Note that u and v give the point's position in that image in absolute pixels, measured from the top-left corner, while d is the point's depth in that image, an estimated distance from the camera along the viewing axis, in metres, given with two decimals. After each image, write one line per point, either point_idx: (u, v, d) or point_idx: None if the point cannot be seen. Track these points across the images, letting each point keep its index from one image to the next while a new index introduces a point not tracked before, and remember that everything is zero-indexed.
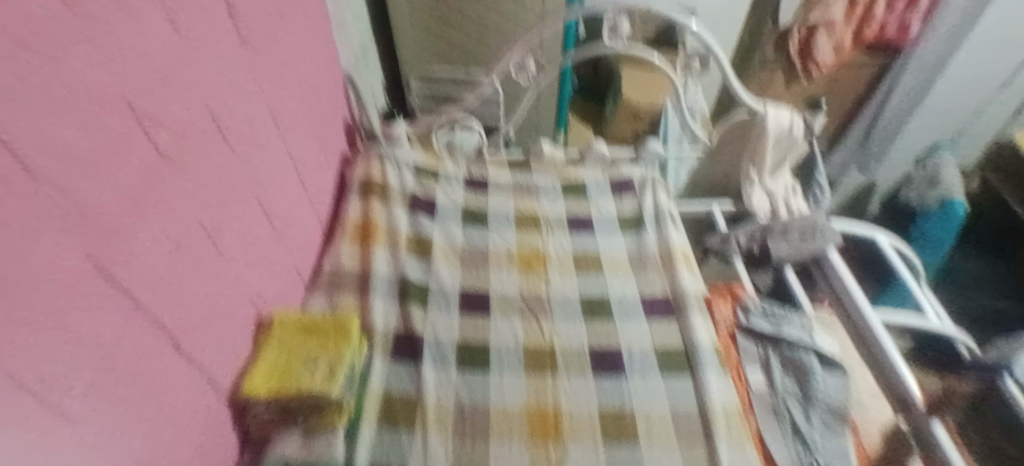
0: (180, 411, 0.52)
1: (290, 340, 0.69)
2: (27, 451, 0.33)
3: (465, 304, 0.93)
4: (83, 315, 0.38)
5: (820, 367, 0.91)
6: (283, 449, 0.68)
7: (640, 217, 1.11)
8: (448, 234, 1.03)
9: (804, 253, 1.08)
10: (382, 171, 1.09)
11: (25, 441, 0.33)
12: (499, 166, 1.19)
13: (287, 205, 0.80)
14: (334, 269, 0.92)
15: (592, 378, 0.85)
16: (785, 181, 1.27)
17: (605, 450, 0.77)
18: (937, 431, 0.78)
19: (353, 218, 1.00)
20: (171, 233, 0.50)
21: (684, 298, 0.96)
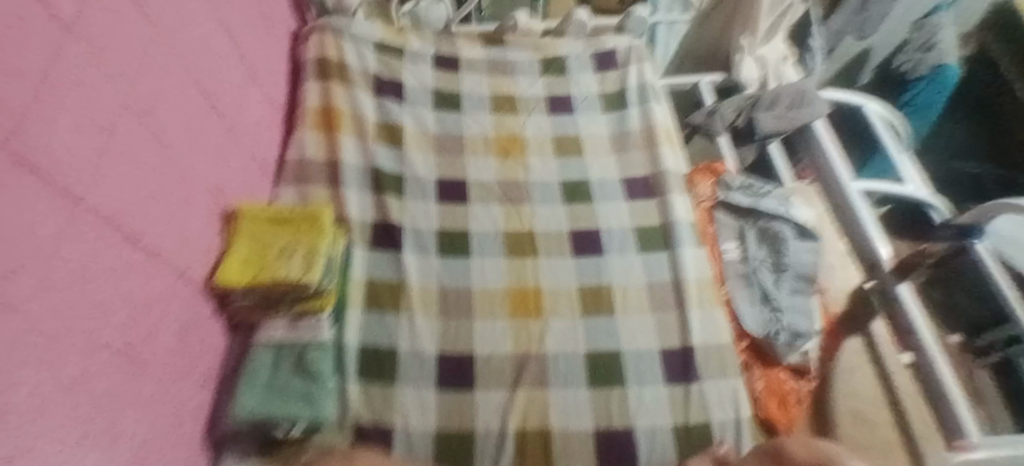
0: (153, 305, 0.53)
1: (260, 231, 0.69)
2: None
3: (442, 193, 0.92)
4: (21, 215, 0.37)
5: (795, 236, 0.93)
6: (267, 333, 0.70)
7: (623, 92, 1.06)
8: (419, 118, 0.99)
9: (790, 122, 1.05)
10: (338, 48, 1.00)
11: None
12: (469, 40, 1.09)
13: (233, 87, 0.74)
14: (299, 158, 0.88)
15: (571, 257, 0.87)
16: (777, 47, 1.19)
17: (583, 320, 0.81)
18: (902, 292, 0.81)
19: (312, 103, 0.94)
20: (99, 121, 0.46)
21: (664, 176, 0.95)
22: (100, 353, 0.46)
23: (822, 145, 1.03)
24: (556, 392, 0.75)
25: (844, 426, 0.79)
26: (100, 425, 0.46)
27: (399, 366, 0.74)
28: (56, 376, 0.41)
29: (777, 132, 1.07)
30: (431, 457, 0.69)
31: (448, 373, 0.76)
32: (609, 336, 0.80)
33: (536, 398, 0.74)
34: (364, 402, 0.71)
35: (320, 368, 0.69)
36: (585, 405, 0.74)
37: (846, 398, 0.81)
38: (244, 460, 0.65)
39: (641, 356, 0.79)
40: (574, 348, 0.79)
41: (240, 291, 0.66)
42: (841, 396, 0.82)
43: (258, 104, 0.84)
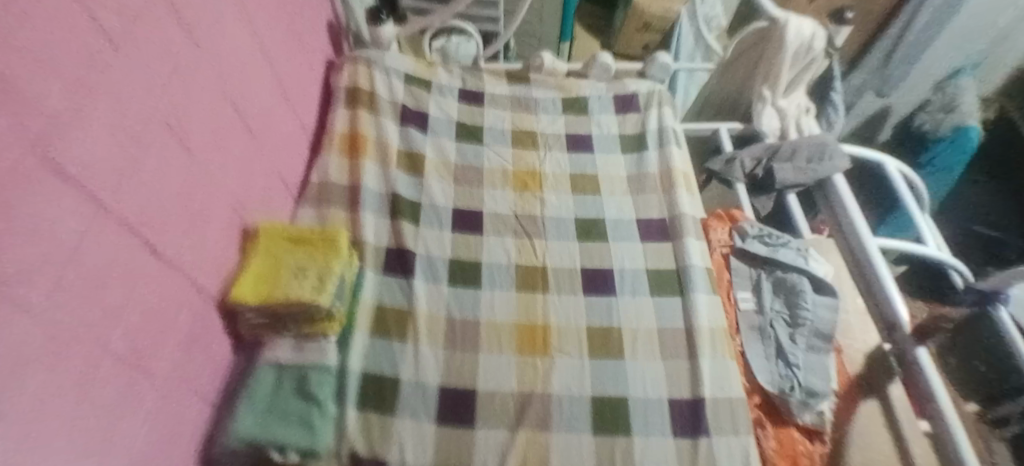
0: (162, 313, 0.53)
1: (277, 249, 0.70)
2: None
3: (458, 222, 0.92)
4: (38, 213, 0.38)
5: (811, 290, 0.91)
6: (273, 352, 0.69)
7: (642, 135, 1.07)
8: (440, 148, 1.00)
9: (809, 175, 1.06)
10: (369, 77, 1.02)
11: None
12: (494, 77, 1.12)
13: (264, 107, 0.76)
14: (321, 181, 0.90)
15: (582, 296, 0.87)
16: (799, 100, 1.20)
17: (591, 362, 0.80)
18: (921, 355, 0.80)
19: (339, 128, 0.96)
20: (127, 130, 0.47)
21: (680, 220, 0.94)
22: (106, 359, 0.46)
23: (841, 198, 1.02)
24: (558, 435, 0.73)
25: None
26: (95, 432, 0.45)
27: (400, 397, 0.73)
28: (58, 379, 0.40)
29: (796, 184, 1.07)
30: None
31: (447, 407, 0.74)
32: (617, 382, 0.78)
33: (537, 439, 0.72)
34: (362, 430, 0.70)
35: (321, 393, 0.69)
36: (588, 450, 0.72)
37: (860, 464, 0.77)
38: None
39: (648, 401, 0.77)
40: (580, 390, 0.77)
41: (250, 308, 0.66)
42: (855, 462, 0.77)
43: (288, 125, 0.86)
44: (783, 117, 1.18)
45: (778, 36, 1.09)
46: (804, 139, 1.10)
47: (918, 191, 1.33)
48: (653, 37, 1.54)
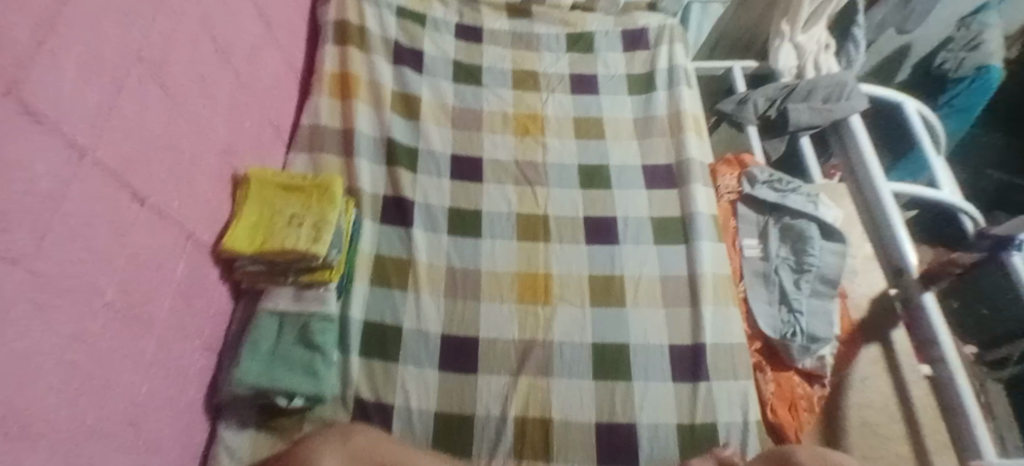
0: (156, 264, 0.52)
1: (270, 197, 0.68)
2: None
3: (457, 170, 0.89)
4: (21, 163, 0.36)
5: (819, 236, 0.89)
6: (271, 301, 0.68)
7: (651, 75, 1.02)
8: (437, 91, 0.96)
9: (823, 117, 1.01)
10: (359, 12, 0.96)
11: None
12: (494, 11, 1.05)
13: (249, 45, 0.72)
14: (312, 124, 0.86)
15: (584, 245, 0.85)
16: (819, 36, 1.12)
17: (593, 310, 0.79)
18: (927, 301, 0.79)
19: (329, 68, 0.91)
20: (107, 72, 0.44)
21: (687, 165, 0.91)
22: (101, 309, 0.45)
23: (857, 139, 0.98)
24: (559, 382, 0.74)
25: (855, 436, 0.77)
26: (97, 382, 0.45)
27: (402, 345, 0.73)
28: (55, 332, 0.40)
29: (810, 126, 1.03)
30: (428, 438, 0.69)
31: (448, 354, 0.74)
32: (619, 330, 0.78)
33: (538, 386, 0.73)
34: (365, 377, 0.71)
35: (324, 340, 0.68)
36: (588, 397, 0.73)
37: (856, 408, 0.79)
38: (243, 428, 0.65)
39: (649, 348, 0.77)
40: (581, 338, 0.77)
41: (246, 257, 0.65)
42: (852, 405, 0.80)
43: (274, 64, 0.81)
44: (801, 54, 1.12)
45: None
46: (821, 77, 1.05)
47: (937, 134, 1.28)
48: None
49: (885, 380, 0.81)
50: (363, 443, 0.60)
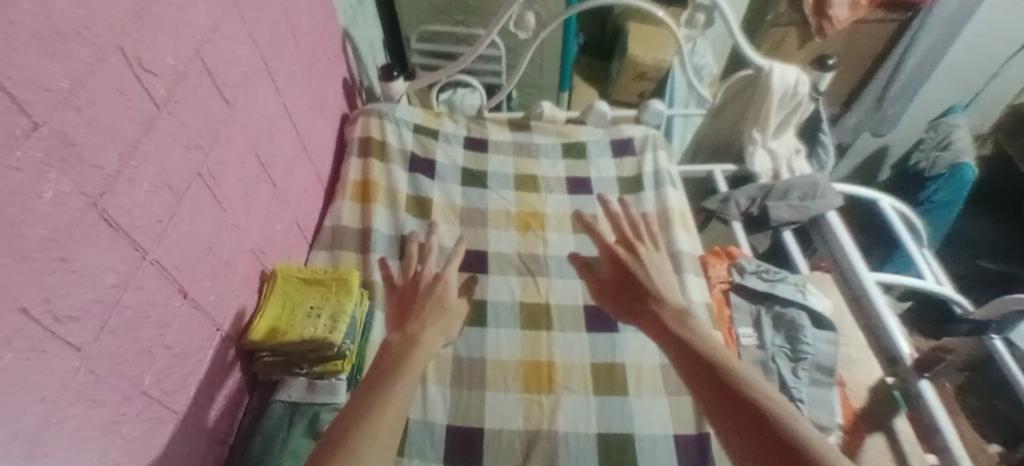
0: (191, 354, 0.57)
1: (294, 291, 0.72)
2: (35, 395, 0.37)
3: (465, 263, 0.96)
4: (88, 260, 0.41)
5: (811, 325, 0.95)
6: (282, 392, 0.70)
7: (639, 177, 1.13)
8: (447, 192, 1.05)
9: (802, 214, 1.09)
10: (381, 129, 1.08)
11: (32, 388, 0.37)
12: (498, 125, 1.18)
13: (287, 158, 0.82)
14: (334, 226, 0.94)
15: (585, 332, 0.89)
16: (788, 141, 1.25)
17: (596, 398, 0.82)
18: (925, 389, 0.83)
19: (353, 177, 1.01)
20: (172, 185, 0.52)
21: (678, 256, 0.99)
22: (137, 397, 0.49)
23: (838, 237, 1.05)
24: None
25: (676, 304, 0.70)
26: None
27: (408, 439, 0.75)
28: (92, 417, 0.43)
29: (790, 221, 1.11)
30: None
31: (454, 446, 0.76)
32: (624, 418, 0.80)
33: None
34: None
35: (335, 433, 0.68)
36: None
37: (675, 305, 0.70)
38: None
39: (654, 437, 0.78)
40: (586, 427, 0.78)
41: (266, 348, 0.68)
42: (667, 294, 0.72)
43: (307, 176, 0.91)
44: (774, 157, 1.24)
45: (765, 83, 1.15)
46: (795, 178, 1.14)
47: (918, 229, 1.36)
48: (648, 85, 1.70)
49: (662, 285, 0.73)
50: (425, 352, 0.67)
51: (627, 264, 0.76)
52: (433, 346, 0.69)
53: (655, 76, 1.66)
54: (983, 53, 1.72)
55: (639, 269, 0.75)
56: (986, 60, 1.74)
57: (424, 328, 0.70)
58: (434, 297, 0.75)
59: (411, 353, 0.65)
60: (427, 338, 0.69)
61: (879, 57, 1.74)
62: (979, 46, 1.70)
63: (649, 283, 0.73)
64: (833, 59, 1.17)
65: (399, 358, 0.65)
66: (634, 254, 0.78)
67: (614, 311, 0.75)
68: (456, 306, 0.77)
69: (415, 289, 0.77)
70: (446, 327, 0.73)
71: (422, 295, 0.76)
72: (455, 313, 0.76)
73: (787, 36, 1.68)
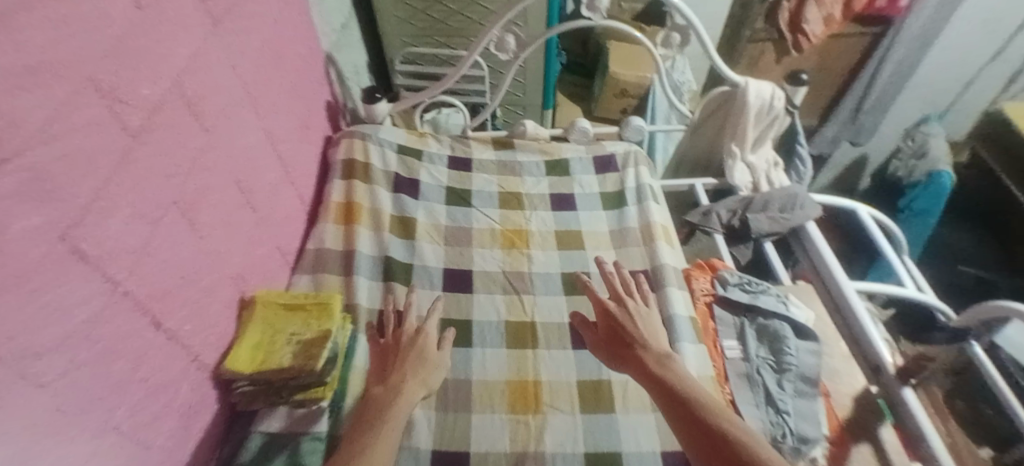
0: (167, 386, 0.56)
1: (273, 317, 0.69)
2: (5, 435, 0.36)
3: (449, 282, 0.96)
4: (59, 295, 0.41)
5: (793, 335, 0.96)
6: (276, 425, 0.67)
7: (622, 193, 1.14)
8: (432, 213, 1.05)
9: (781, 226, 1.13)
10: (364, 151, 1.08)
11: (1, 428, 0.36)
12: (482, 143, 1.19)
13: (269, 183, 0.81)
14: (317, 248, 0.93)
15: (571, 350, 0.89)
16: (766, 155, 1.28)
17: (584, 414, 0.82)
18: (908, 396, 0.87)
19: (336, 198, 1.01)
20: (147, 216, 0.52)
21: (662, 270, 1.00)
22: (110, 433, 0.48)
23: (819, 249, 1.07)
24: None
25: (667, 352, 0.70)
26: None
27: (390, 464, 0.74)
28: (62, 456, 0.42)
29: (770, 233, 1.13)
30: None
31: None
32: (610, 436, 0.80)
33: None
34: None
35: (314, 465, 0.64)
36: None
37: (664, 352, 0.70)
38: None
39: (641, 455, 0.78)
40: (573, 447, 0.78)
41: (246, 379, 0.65)
42: (654, 340, 0.72)
43: (289, 200, 0.91)
44: (753, 171, 1.27)
45: (741, 98, 1.19)
46: (774, 190, 1.16)
47: (896, 238, 1.39)
48: (630, 102, 1.72)
49: (652, 336, 0.72)
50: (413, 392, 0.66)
51: (615, 313, 0.75)
52: (415, 398, 0.66)
53: (637, 93, 1.69)
54: (951, 64, 1.78)
55: (627, 320, 0.74)
56: (957, 70, 1.80)
57: (406, 379, 0.68)
58: (415, 348, 0.71)
59: (396, 399, 0.64)
60: (409, 389, 0.67)
61: (854, 69, 1.79)
62: (949, 57, 1.76)
63: (642, 340, 0.72)
64: (806, 74, 1.21)
65: (381, 410, 0.63)
66: (624, 307, 0.76)
67: (607, 362, 0.74)
68: (435, 359, 0.73)
69: (393, 343, 0.73)
70: (427, 380, 0.69)
71: (404, 347, 0.73)
72: (436, 366, 0.71)
73: (765, 51, 1.71)
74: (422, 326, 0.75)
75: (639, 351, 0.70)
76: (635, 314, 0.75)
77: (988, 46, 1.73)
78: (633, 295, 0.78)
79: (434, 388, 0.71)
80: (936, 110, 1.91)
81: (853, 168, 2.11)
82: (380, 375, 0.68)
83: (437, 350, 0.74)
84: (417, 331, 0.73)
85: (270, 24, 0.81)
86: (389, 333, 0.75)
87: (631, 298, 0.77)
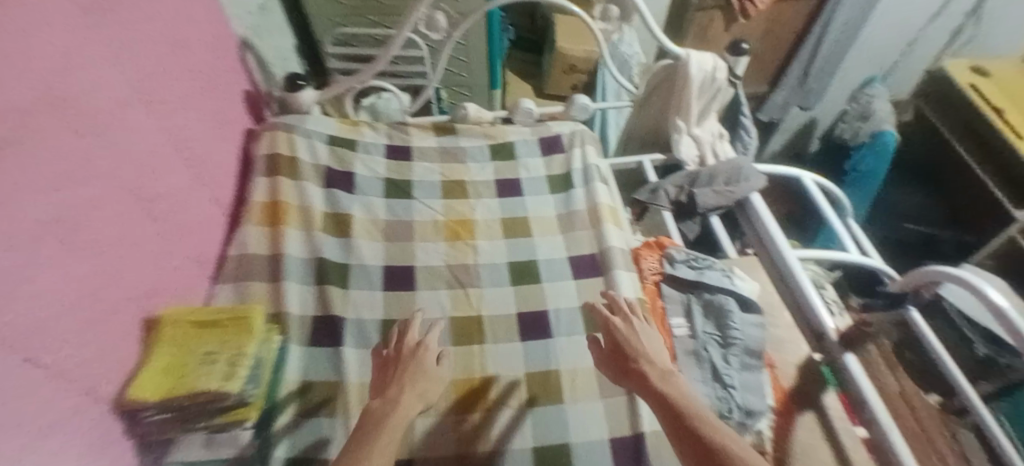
0: (58, 424, 0.51)
1: (182, 336, 0.65)
2: None
3: (389, 281, 0.91)
4: None
5: (738, 308, 0.97)
6: (189, 451, 0.63)
7: (569, 175, 1.11)
8: (369, 208, 1.00)
9: (728, 198, 1.11)
10: (289, 144, 1.01)
11: None
12: (421, 130, 1.14)
13: (168, 188, 0.75)
14: (239, 254, 0.87)
15: (519, 341, 0.87)
16: (711, 127, 1.27)
17: (532, 409, 0.80)
18: (850, 363, 0.86)
19: (259, 198, 0.94)
20: (12, 240, 0.46)
21: (610, 254, 0.97)
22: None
23: (763, 220, 1.08)
24: None
25: (668, 368, 0.71)
26: None
27: None
28: None
29: (717, 207, 1.12)
30: None
31: None
32: (559, 428, 0.78)
33: None
34: None
35: None
36: None
37: (665, 367, 0.71)
38: None
39: (591, 445, 0.77)
40: (522, 444, 0.77)
41: (154, 410, 0.60)
42: (656, 355, 0.73)
43: (201, 204, 0.84)
44: (698, 144, 1.25)
45: (683, 71, 1.17)
46: (719, 164, 1.16)
47: (840, 202, 1.40)
48: (580, 77, 1.69)
49: (655, 352, 0.73)
50: (411, 407, 0.65)
51: (619, 328, 0.76)
52: (413, 411, 0.65)
53: (586, 68, 1.65)
54: (894, 25, 1.79)
55: (631, 335, 0.75)
56: (899, 31, 1.81)
57: (403, 392, 0.66)
58: (415, 361, 0.70)
59: (395, 410, 0.63)
60: (407, 401, 0.65)
61: (800, 33, 1.79)
62: (892, 18, 1.76)
63: (646, 355, 0.72)
64: (746, 43, 1.19)
65: (379, 422, 0.62)
66: (628, 323, 0.77)
67: (612, 377, 0.74)
68: (436, 373, 0.71)
69: (394, 353, 0.72)
70: (423, 393, 0.68)
71: (404, 360, 0.72)
72: (436, 379, 0.70)
73: (713, 19, 1.69)
74: (424, 339, 0.74)
75: (642, 366, 0.71)
76: (638, 330, 0.75)
77: (928, 6, 1.75)
78: (636, 313, 0.79)
79: (433, 402, 0.69)
80: (880, 71, 1.93)
81: (803, 132, 2.14)
82: (379, 389, 0.67)
83: (435, 364, 0.72)
84: (417, 343, 0.73)
85: (162, 12, 0.74)
86: (391, 344, 0.74)
87: (635, 316, 0.78)
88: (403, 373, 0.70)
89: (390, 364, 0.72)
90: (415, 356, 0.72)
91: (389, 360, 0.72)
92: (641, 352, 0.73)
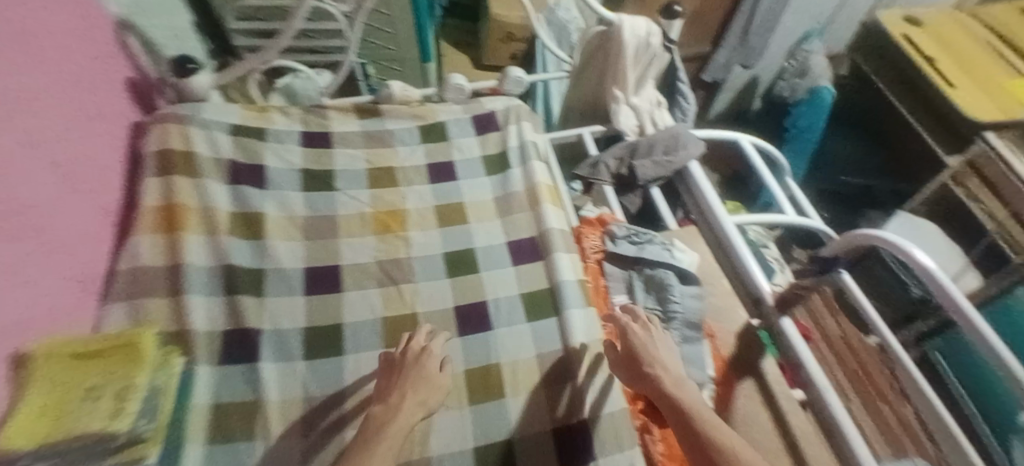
0: None
1: (59, 372, 0.62)
2: None
3: (312, 283, 0.85)
4: None
5: (678, 282, 0.95)
6: None
7: (504, 155, 1.05)
8: (284, 204, 0.92)
9: (668, 168, 1.09)
10: (186, 139, 0.91)
11: None
12: (341, 113, 1.06)
13: (29, 202, 0.66)
14: (132, 267, 0.79)
15: (457, 336, 0.83)
16: (650, 95, 1.24)
17: (471, 408, 0.77)
18: (787, 326, 0.86)
19: (152, 202, 0.85)
20: None
21: (549, 236, 0.93)
22: None
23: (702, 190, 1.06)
24: None
25: (679, 374, 0.72)
26: None
27: None
28: None
29: (656, 178, 1.10)
30: None
31: None
32: (498, 425, 0.76)
33: None
34: None
35: None
36: None
37: (677, 373, 0.72)
38: None
39: (532, 439, 0.75)
40: (461, 445, 0.74)
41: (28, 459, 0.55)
42: (669, 360, 0.74)
43: (74, 217, 0.75)
44: (636, 113, 1.22)
45: (617, 37, 1.11)
46: (658, 133, 1.12)
47: (778, 162, 1.39)
48: (518, 47, 1.62)
49: (667, 356, 0.74)
50: (412, 414, 0.66)
51: (634, 331, 0.76)
52: (413, 420, 0.66)
53: (523, 36, 1.58)
54: None
55: (646, 339, 0.75)
56: None
57: (405, 397, 0.68)
58: (416, 367, 0.70)
59: (396, 417, 0.65)
60: (407, 408, 0.67)
61: None
62: None
63: (655, 359, 0.73)
64: (680, 5, 1.15)
65: (377, 429, 0.64)
66: (646, 328, 0.77)
67: (620, 374, 0.75)
68: (438, 379, 0.71)
69: (401, 357, 0.73)
70: (424, 400, 0.68)
71: (408, 364, 0.72)
72: (438, 386, 0.70)
73: None
74: (429, 345, 0.74)
75: (650, 371, 0.72)
76: (654, 336, 0.76)
77: None
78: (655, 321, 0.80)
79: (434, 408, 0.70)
80: (817, 25, 1.92)
81: (745, 91, 2.15)
82: (381, 394, 0.68)
83: (439, 370, 0.72)
84: (422, 348, 0.73)
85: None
86: (400, 346, 0.74)
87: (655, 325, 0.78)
88: (410, 383, 0.69)
89: (394, 371, 0.71)
90: (421, 362, 0.72)
91: (395, 361, 0.72)
92: (655, 355, 0.74)
